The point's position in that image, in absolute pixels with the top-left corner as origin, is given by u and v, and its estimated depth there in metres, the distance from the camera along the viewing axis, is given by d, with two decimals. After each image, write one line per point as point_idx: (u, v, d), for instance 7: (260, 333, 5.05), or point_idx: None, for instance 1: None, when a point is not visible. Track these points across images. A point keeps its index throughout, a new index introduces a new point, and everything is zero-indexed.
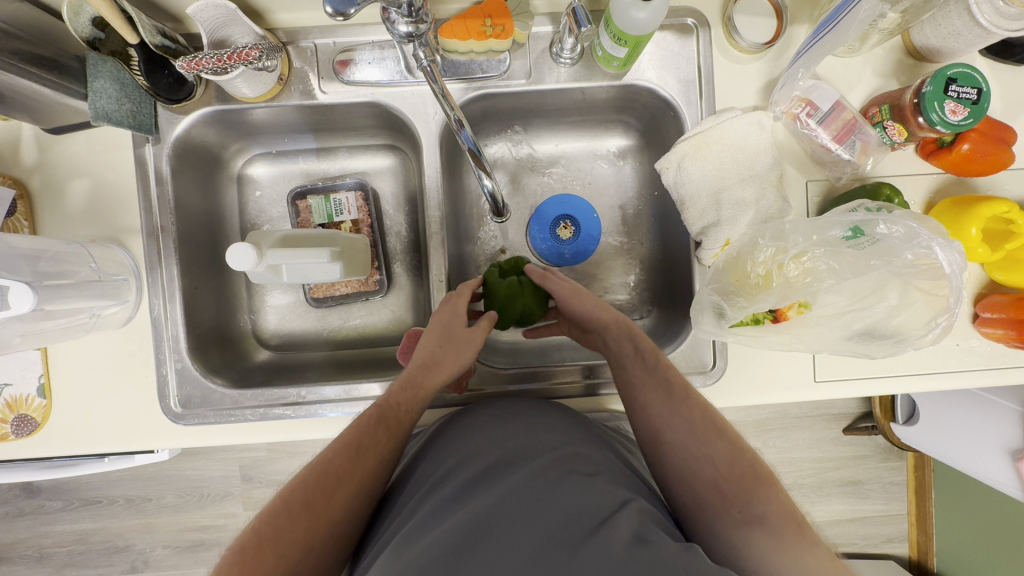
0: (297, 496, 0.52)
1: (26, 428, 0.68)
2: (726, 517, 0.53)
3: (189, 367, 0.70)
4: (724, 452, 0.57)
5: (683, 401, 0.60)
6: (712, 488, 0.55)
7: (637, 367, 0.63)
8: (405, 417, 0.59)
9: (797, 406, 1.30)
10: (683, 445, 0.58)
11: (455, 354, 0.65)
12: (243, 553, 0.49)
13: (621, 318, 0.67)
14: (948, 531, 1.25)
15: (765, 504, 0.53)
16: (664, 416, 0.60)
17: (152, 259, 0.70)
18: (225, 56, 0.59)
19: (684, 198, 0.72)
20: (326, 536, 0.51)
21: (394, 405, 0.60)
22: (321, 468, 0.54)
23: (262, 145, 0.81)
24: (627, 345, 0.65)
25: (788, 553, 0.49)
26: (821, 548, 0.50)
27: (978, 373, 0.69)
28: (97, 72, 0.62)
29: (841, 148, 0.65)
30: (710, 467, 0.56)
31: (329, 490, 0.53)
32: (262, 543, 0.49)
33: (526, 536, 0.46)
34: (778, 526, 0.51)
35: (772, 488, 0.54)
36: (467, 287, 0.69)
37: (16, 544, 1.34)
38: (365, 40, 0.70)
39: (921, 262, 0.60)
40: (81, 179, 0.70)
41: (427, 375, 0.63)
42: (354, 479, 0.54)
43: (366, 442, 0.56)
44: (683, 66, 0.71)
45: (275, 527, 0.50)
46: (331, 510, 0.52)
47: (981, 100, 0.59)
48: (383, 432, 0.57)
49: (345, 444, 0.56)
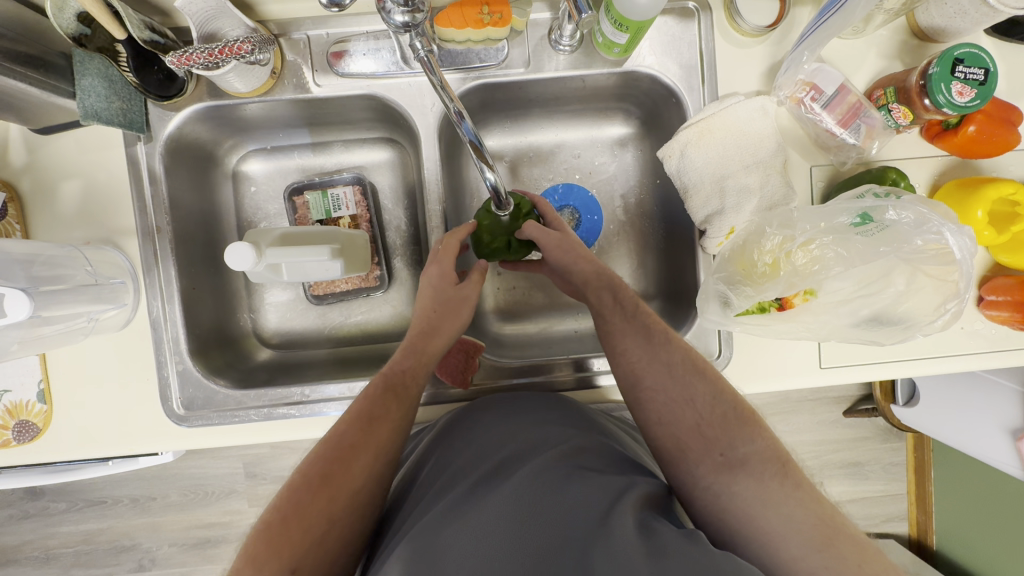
0: (315, 472, 0.51)
1: (28, 434, 0.68)
2: (708, 462, 0.53)
3: (191, 369, 0.69)
4: (705, 394, 0.57)
5: (664, 345, 0.60)
6: (694, 432, 0.55)
7: (617, 317, 0.62)
8: (412, 384, 0.59)
9: (798, 391, 1.31)
10: (664, 390, 0.57)
11: (451, 319, 0.65)
12: (267, 529, 0.49)
13: (602, 268, 0.66)
14: (948, 510, 1.26)
15: (748, 445, 0.54)
16: (645, 362, 0.59)
17: (148, 260, 0.69)
18: (216, 50, 0.57)
19: (688, 186, 0.71)
20: (349, 506, 0.51)
21: (398, 373, 0.60)
22: (335, 439, 0.54)
23: (256, 140, 0.80)
24: (606, 295, 0.64)
25: (771, 495, 0.50)
26: (805, 489, 0.51)
27: (983, 356, 0.69)
28: (85, 69, 0.61)
29: (845, 132, 0.64)
30: (693, 411, 0.56)
31: (346, 461, 0.52)
32: (286, 518, 0.49)
33: (535, 531, 0.46)
34: (762, 469, 0.52)
35: (754, 429, 0.55)
36: (452, 240, 0.67)
37: (22, 545, 1.34)
38: (359, 31, 0.68)
39: (930, 248, 0.59)
40: (73, 180, 0.68)
41: (427, 341, 0.62)
42: (370, 448, 0.54)
43: (379, 409, 0.56)
44: (685, 51, 0.69)
45: (298, 502, 0.50)
46: (351, 480, 0.52)
47: (989, 81, 0.58)
48: (393, 401, 0.57)
49: (356, 414, 0.55)
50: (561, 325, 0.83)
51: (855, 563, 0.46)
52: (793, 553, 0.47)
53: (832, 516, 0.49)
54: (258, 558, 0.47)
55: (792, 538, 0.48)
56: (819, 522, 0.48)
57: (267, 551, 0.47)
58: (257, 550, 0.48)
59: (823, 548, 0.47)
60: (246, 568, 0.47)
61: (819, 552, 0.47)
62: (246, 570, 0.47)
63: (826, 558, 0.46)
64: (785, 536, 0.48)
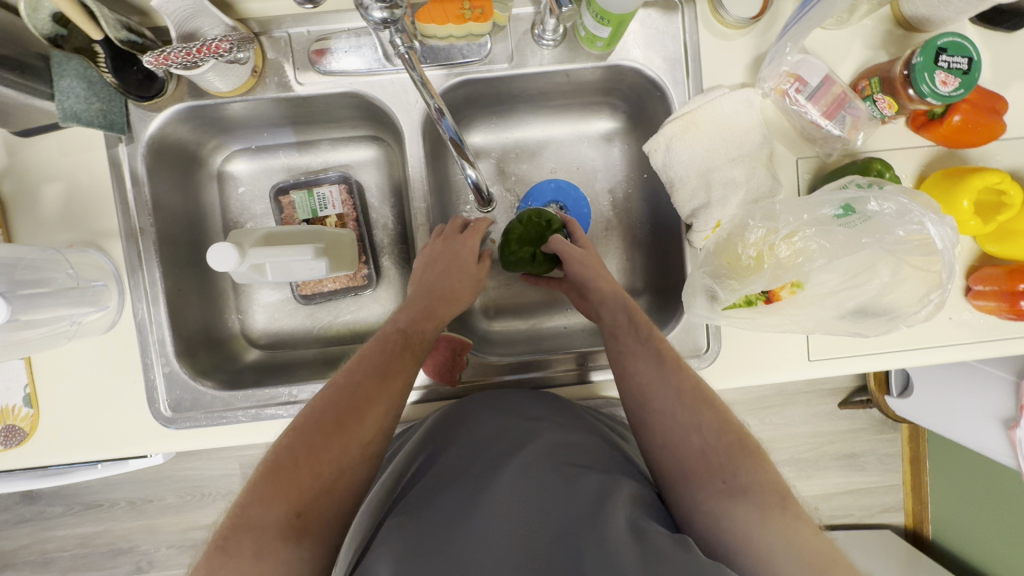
0: (328, 417, 0.52)
1: (14, 438, 0.67)
2: (709, 487, 0.52)
3: (178, 371, 0.69)
4: (712, 423, 0.55)
5: (674, 371, 0.59)
6: (698, 458, 0.54)
7: (629, 339, 0.62)
8: (425, 341, 0.61)
9: (792, 383, 1.31)
10: (672, 414, 0.56)
11: (464, 287, 0.68)
12: (277, 471, 0.49)
13: (620, 293, 0.67)
14: (944, 500, 1.26)
15: (751, 474, 0.52)
16: (654, 386, 0.58)
17: (132, 262, 0.68)
18: (194, 49, 0.56)
19: (674, 180, 0.70)
20: (361, 455, 0.52)
21: (413, 331, 0.61)
22: (350, 387, 0.54)
23: (240, 141, 0.79)
24: (621, 317, 0.64)
25: (773, 524, 0.49)
26: (804, 520, 0.50)
27: (973, 346, 0.69)
28: (63, 71, 0.60)
29: (830, 124, 0.64)
30: (698, 437, 0.55)
31: (361, 410, 0.53)
32: (297, 459, 0.49)
33: (526, 532, 0.46)
34: (763, 497, 0.51)
35: (757, 459, 0.54)
36: (481, 223, 0.72)
37: (19, 550, 1.34)
38: (340, 28, 0.68)
39: (913, 239, 0.59)
40: (55, 182, 0.68)
41: (441, 305, 0.65)
42: (383, 401, 0.54)
43: (393, 363, 0.57)
44: (669, 44, 0.69)
45: (311, 444, 0.50)
46: (363, 429, 0.52)
47: (972, 70, 0.57)
48: (408, 356, 0.59)
49: (372, 367, 0.56)
50: (550, 322, 0.83)
51: None
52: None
53: (828, 549, 0.49)
54: (267, 497, 0.48)
55: (791, 565, 0.47)
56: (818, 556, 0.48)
57: (276, 492, 0.48)
58: (265, 490, 0.48)
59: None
60: (255, 505, 0.48)
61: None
62: (255, 508, 0.48)
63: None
64: (784, 564, 0.47)
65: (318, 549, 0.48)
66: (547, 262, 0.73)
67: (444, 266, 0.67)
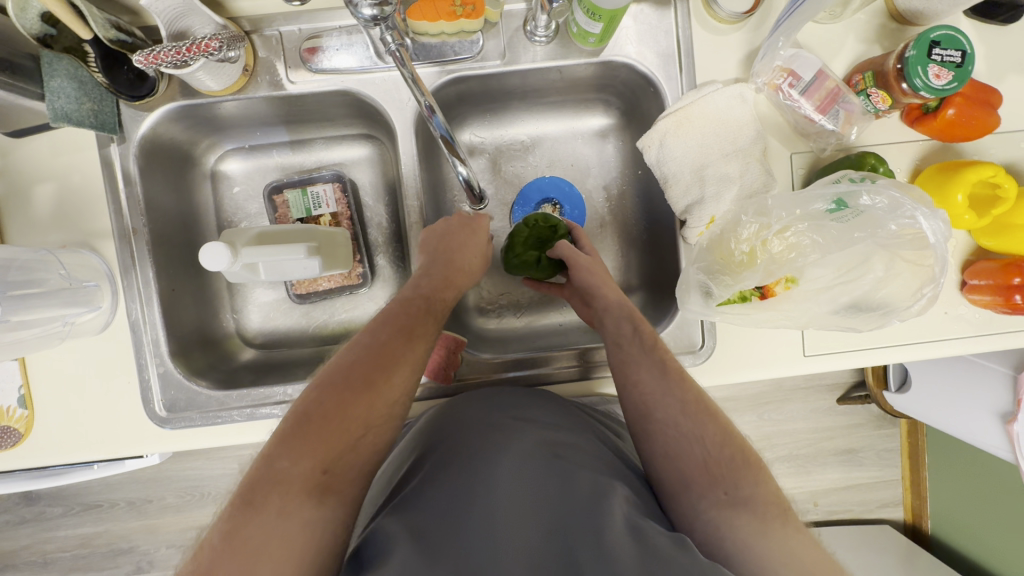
0: (354, 374, 0.52)
1: (9, 439, 0.67)
2: (711, 497, 0.52)
3: (172, 371, 0.69)
4: (715, 434, 0.55)
5: (677, 382, 0.58)
6: (700, 469, 0.53)
7: (634, 347, 0.61)
8: (445, 305, 0.62)
9: (790, 379, 1.31)
10: (674, 425, 0.56)
11: (480, 255, 0.69)
12: (303, 426, 0.49)
13: (625, 302, 0.66)
14: (943, 495, 1.26)
15: (753, 486, 0.52)
16: (659, 396, 0.57)
17: (125, 262, 0.68)
18: (184, 48, 0.56)
19: (668, 176, 0.70)
20: (385, 415, 0.52)
21: (434, 296, 0.62)
22: (377, 344, 0.54)
23: (233, 140, 0.79)
24: (626, 325, 0.63)
25: (773, 536, 0.49)
26: (805, 535, 0.50)
27: (968, 340, 0.69)
28: (53, 71, 0.59)
29: (824, 119, 0.64)
30: (701, 448, 0.54)
31: (387, 368, 0.53)
32: (325, 415, 0.49)
33: (526, 530, 0.45)
34: (764, 510, 0.51)
35: (759, 473, 0.53)
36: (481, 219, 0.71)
37: (19, 551, 1.34)
38: (331, 26, 0.68)
39: (906, 233, 0.59)
40: (47, 183, 0.68)
41: (458, 273, 0.66)
42: (407, 363, 0.55)
43: (417, 325, 0.57)
44: (661, 39, 0.69)
45: (338, 400, 0.50)
46: (389, 389, 0.53)
47: (965, 63, 0.57)
48: (430, 320, 0.59)
49: (397, 325, 0.57)
50: (546, 319, 0.83)
51: None
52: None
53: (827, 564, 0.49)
54: (293, 451, 0.48)
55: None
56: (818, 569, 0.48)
57: (303, 447, 0.48)
58: (292, 443, 0.48)
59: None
60: (281, 459, 0.47)
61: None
62: (283, 463, 0.47)
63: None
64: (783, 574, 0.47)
65: (345, 506, 0.48)
66: (549, 266, 0.74)
67: (461, 237, 0.68)
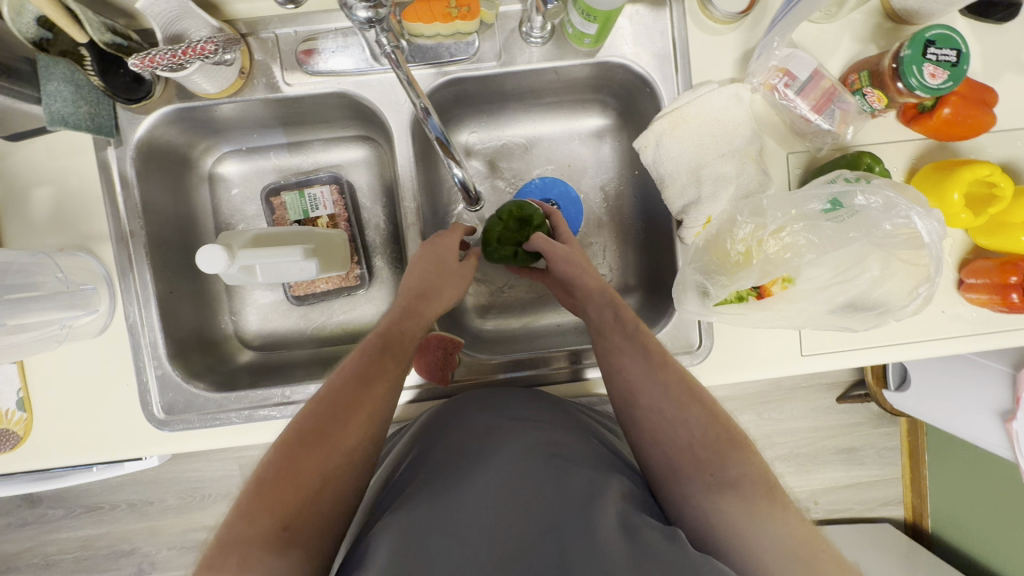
0: (310, 428, 0.52)
1: (8, 442, 0.68)
2: (698, 482, 0.53)
3: (170, 373, 0.69)
4: (700, 418, 0.55)
5: (661, 369, 0.58)
6: (686, 453, 0.54)
7: (616, 335, 0.62)
8: (407, 344, 0.60)
9: (790, 378, 1.31)
10: (658, 410, 0.56)
11: (449, 284, 0.67)
12: (261, 486, 0.49)
13: (605, 286, 0.65)
14: (943, 493, 1.26)
15: (739, 466, 0.53)
16: (643, 383, 0.58)
17: (123, 264, 0.68)
18: (179, 51, 0.56)
19: (664, 176, 0.70)
20: (344, 465, 0.51)
21: (396, 332, 0.60)
22: (331, 396, 0.54)
23: (231, 142, 0.79)
24: (609, 313, 0.63)
25: (759, 516, 0.50)
26: (793, 512, 0.51)
27: (965, 339, 0.69)
28: (49, 75, 0.59)
29: (819, 119, 0.64)
30: (686, 432, 0.55)
31: (343, 418, 0.52)
32: (279, 474, 0.49)
33: (518, 526, 0.46)
34: (752, 491, 0.51)
35: (746, 451, 0.54)
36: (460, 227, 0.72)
37: (21, 553, 1.34)
38: (327, 28, 0.68)
39: (901, 232, 0.59)
40: (44, 186, 0.68)
41: (425, 304, 0.64)
42: (365, 408, 0.54)
43: (375, 368, 0.56)
44: (657, 40, 0.69)
45: (291, 457, 0.50)
46: (346, 437, 0.52)
47: (960, 62, 0.57)
48: (389, 360, 0.58)
49: (354, 373, 0.55)
50: (543, 320, 0.83)
51: None
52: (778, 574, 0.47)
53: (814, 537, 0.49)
54: (251, 512, 0.47)
55: (778, 558, 0.48)
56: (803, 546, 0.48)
57: (261, 507, 0.48)
58: (251, 503, 0.48)
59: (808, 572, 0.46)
60: (239, 522, 0.47)
61: (801, 570, 0.47)
62: (239, 525, 0.47)
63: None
64: (770, 555, 0.48)
65: (307, 562, 0.47)
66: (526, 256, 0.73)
67: (429, 264, 0.67)
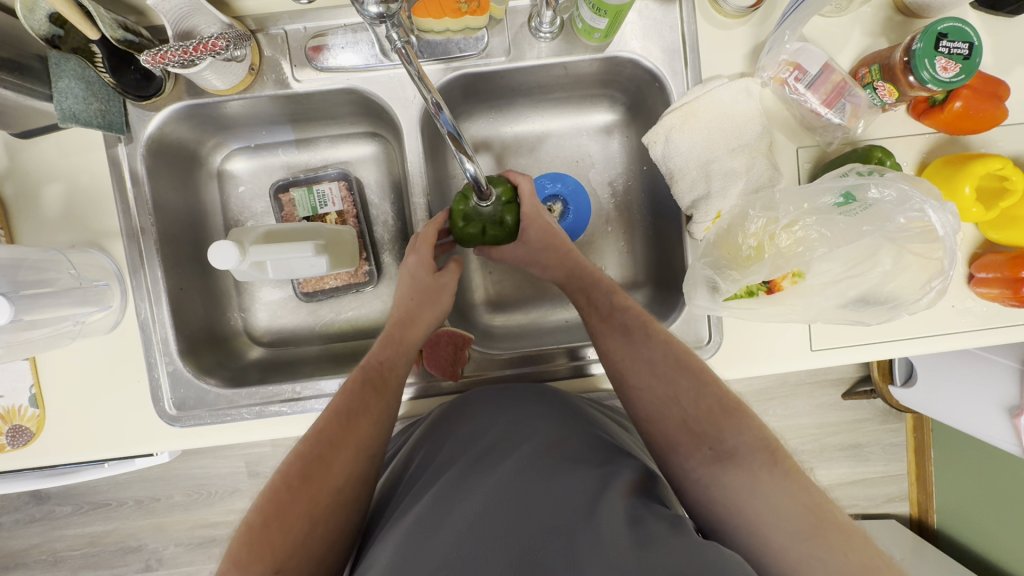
0: (294, 472, 0.52)
1: (21, 438, 0.68)
2: (697, 455, 0.54)
3: (181, 369, 0.69)
4: (690, 390, 0.57)
5: (644, 342, 0.61)
6: (681, 428, 0.55)
7: (595, 318, 0.66)
8: (389, 374, 0.61)
9: (795, 374, 1.30)
10: (648, 387, 0.59)
11: (430, 306, 0.68)
12: (249, 534, 0.49)
13: (578, 269, 0.70)
14: (949, 489, 1.26)
15: (736, 437, 0.54)
16: (628, 360, 0.61)
17: (134, 261, 0.69)
18: (190, 48, 0.56)
19: (673, 171, 0.70)
20: (332, 504, 0.52)
21: (377, 364, 0.62)
22: (315, 438, 0.54)
23: (240, 139, 0.79)
24: (582, 298, 0.69)
25: (759, 485, 0.50)
26: (794, 478, 0.50)
27: (976, 333, 0.69)
28: (60, 72, 0.60)
29: (830, 113, 0.64)
30: (677, 407, 0.57)
31: (328, 456, 0.53)
32: (266, 520, 0.49)
33: (525, 512, 0.46)
34: (752, 460, 0.51)
35: (742, 420, 0.55)
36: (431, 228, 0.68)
37: (29, 549, 1.35)
38: (336, 24, 0.68)
39: (914, 226, 0.59)
40: (56, 183, 0.68)
41: (407, 330, 0.65)
42: (351, 445, 0.55)
43: (358, 404, 0.57)
44: (667, 34, 0.69)
45: (278, 502, 0.50)
46: (332, 476, 0.52)
47: (972, 55, 0.57)
48: (372, 392, 0.59)
49: (338, 411, 0.57)
50: (552, 316, 0.83)
51: (841, 550, 0.45)
52: (779, 542, 0.47)
53: (820, 504, 0.48)
54: (240, 564, 0.47)
55: (777, 524, 0.48)
56: (804, 513, 0.48)
57: (249, 558, 0.47)
58: (240, 553, 0.48)
59: (809, 540, 0.46)
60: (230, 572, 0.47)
61: (804, 536, 0.47)
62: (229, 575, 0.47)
63: (811, 549, 0.46)
64: (771, 525, 0.48)
65: None
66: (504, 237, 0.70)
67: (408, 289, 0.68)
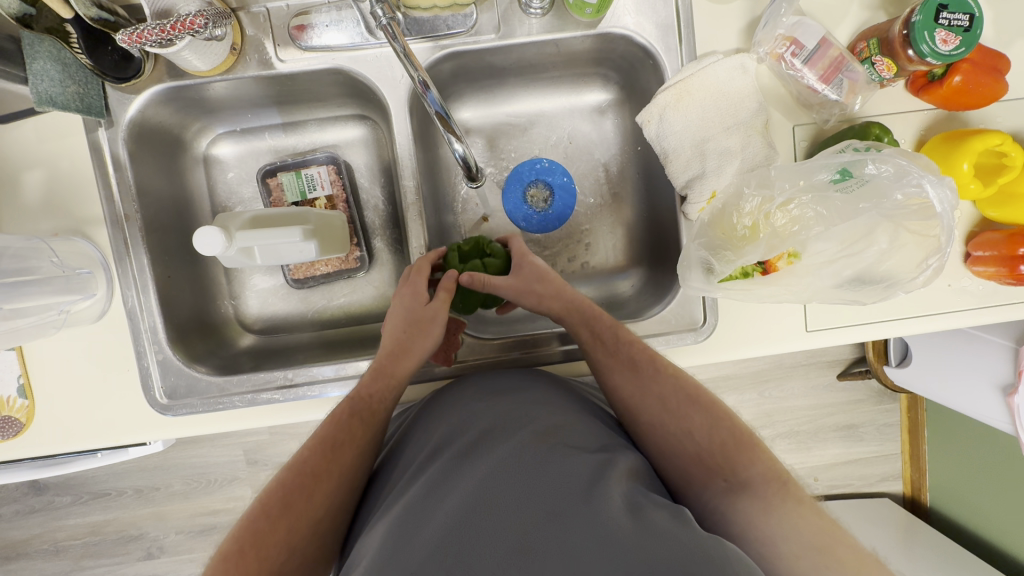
0: (273, 502, 0.52)
1: (12, 429, 0.68)
2: (713, 487, 0.53)
3: (170, 358, 0.68)
4: (703, 424, 0.57)
5: (652, 377, 0.60)
6: (695, 461, 0.55)
7: (600, 352, 0.63)
8: (378, 408, 0.59)
9: (792, 356, 1.30)
10: (661, 424, 0.58)
11: (421, 337, 0.63)
12: (224, 561, 0.48)
13: (573, 301, 0.66)
14: (942, 468, 1.28)
15: (749, 468, 0.53)
16: (637, 396, 0.60)
17: (119, 249, 0.67)
18: (168, 26, 0.53)
19: (668, 151, 0.69)
20: (310, 534, 0.51)
21: (367, 398, 0.59)
22: (298, 469, 0.54)
23: (225, 123, 0.78)
24: (584, 330, 0.64)
25: (774, 510, 0.50)
26: (806, 503, 0.50)
27: (970, 312, 0.69)
28: (34, 53, 0.57)
29: (826, 89, 0.63)
30: (691, 441, 0.56)
31: (311, 487, 0.52)
32: (243, 548, 0.49)
33: (508, 508, 0.45)
34: (764, 489, 0.51)
35: (754, 452, 0.54)
36: (423, 261, 0.67)
37: (31, 539, 1.35)
38: (320, 2, 0.66)
39: (911, 203, 0.58)
40: (35, 170, 0.67)
41: (395, 364, 0.62)
42: (334, 474, 0.54)
43: (342, 436, 0.56)
44: (660, 9, 0.67)
45: (255, 532, 0.50)
46: (312, 508, 0.52)
47: (973, 27, 0.56)
48: (359, 425, 0.57)
49: (321, 440, 0.55)
50: None
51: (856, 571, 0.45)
52: (793, 554, 0.47)
53: (833, 529, 0.48)
54: None
55: (792, 542, 0.47)
56: (820, 537, 0.47)
57: None
58: None
59: (822, 554, 0.46)
60: None
61: (820, 558, 0.46)
62: None
63: (824, 562, 0.46)
64: (787, 547, 0.47)
65: None
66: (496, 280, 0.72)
67: (399, 323, 0.64)
